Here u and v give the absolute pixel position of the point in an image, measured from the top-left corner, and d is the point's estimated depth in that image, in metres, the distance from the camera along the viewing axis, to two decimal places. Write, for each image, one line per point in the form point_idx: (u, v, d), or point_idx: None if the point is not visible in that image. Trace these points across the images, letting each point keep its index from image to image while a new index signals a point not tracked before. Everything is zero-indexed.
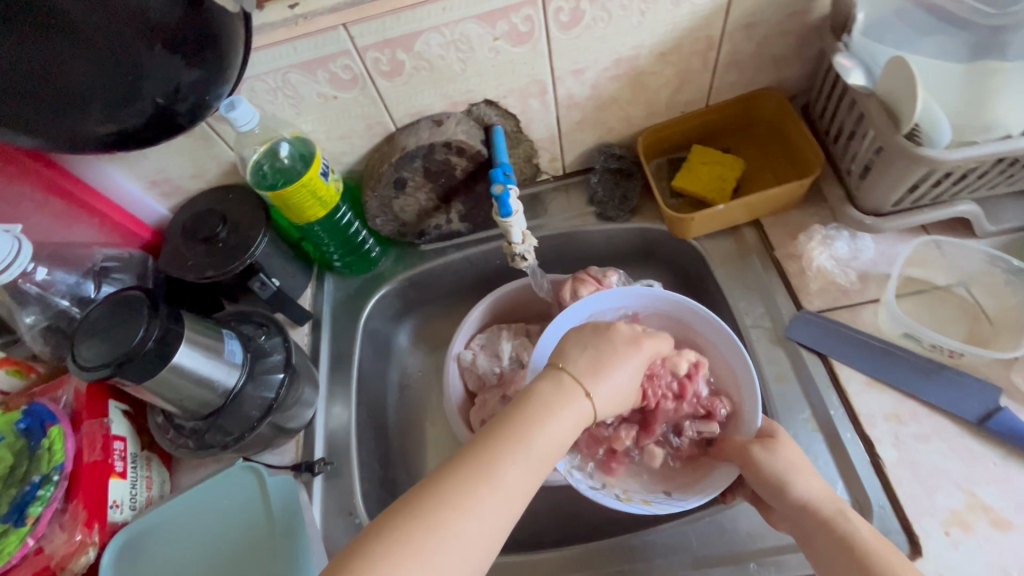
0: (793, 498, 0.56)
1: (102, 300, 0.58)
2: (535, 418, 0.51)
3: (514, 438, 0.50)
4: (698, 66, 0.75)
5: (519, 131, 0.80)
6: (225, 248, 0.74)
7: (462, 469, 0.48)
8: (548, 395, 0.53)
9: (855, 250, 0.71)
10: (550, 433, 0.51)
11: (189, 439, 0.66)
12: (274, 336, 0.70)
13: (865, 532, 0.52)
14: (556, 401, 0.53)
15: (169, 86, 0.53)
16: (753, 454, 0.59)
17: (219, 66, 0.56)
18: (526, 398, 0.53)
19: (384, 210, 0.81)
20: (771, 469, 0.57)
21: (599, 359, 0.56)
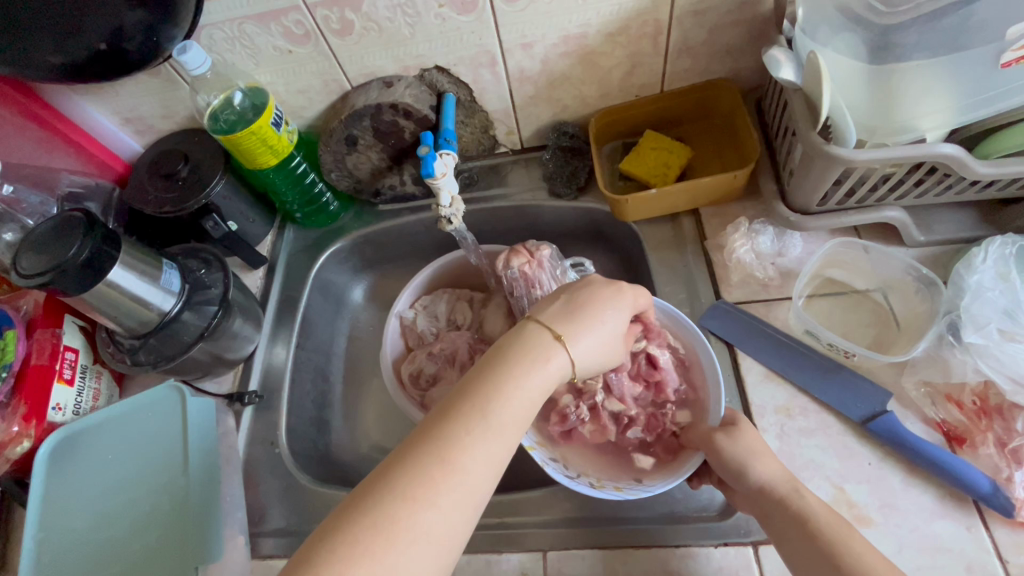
0: (751, 479, 0.54)
1: (51, 218, 0.63)
2: (497, 393, 0.49)
3: (474, 416, 0.48)
4: (649, 50, 0.75)
5: (473, 101, 0.82)
6: (185, 185, 0.80)
7: (417, 456, 0.45)
8: (520, 359, 0.52)
9: (780, 247, 0.72)
10: (514, 408, 0.49)
11: (125, 355, 0.71)
12: (214, 271, 0.75)
13: (816, 505, 0.50)
14: (523, 369, 0.51)
15: (110, 27, 0.59)
16: (715, 440, 0.57)
17: (167, 11, 0.60)
18: (480, 375, 0.51)
19: (338, 166, 0.84)
20: (732, 454, 0.55)
21: (572, 314, 0.56)
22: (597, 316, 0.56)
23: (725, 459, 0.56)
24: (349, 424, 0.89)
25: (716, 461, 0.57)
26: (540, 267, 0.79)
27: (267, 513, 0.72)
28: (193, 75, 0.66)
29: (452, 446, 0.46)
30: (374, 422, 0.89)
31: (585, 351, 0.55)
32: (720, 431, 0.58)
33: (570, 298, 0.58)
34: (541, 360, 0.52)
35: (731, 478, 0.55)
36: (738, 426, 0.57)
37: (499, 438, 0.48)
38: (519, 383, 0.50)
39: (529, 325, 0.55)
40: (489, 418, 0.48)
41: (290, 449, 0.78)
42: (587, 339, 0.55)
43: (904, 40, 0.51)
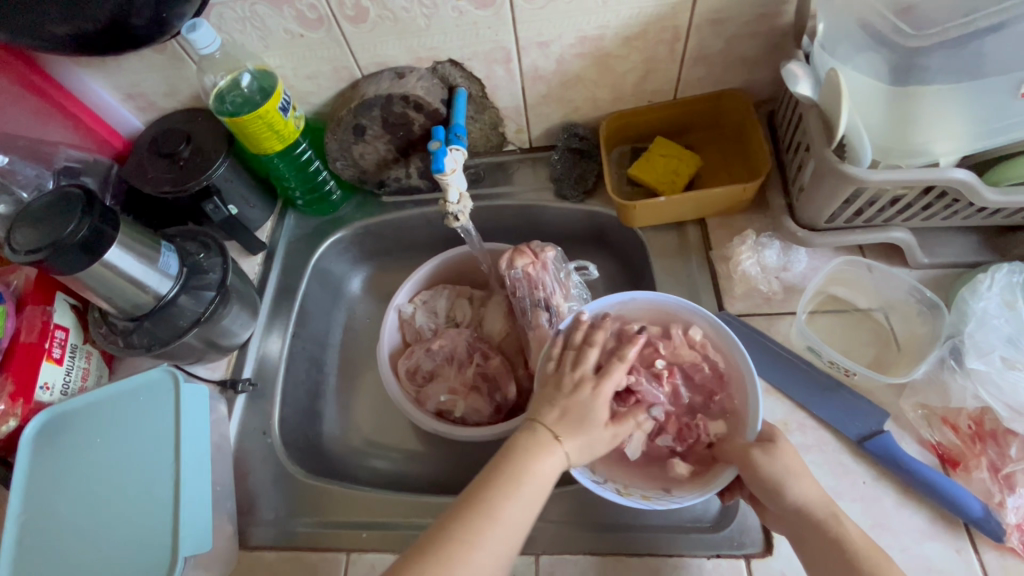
0: (788, 500, 0.50)
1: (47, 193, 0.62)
2: (491, 510, 0.47)
3: (506, 485, 0.48)
4: (665, 56, 0.75)
5: (484, 97, 0.81)
6: (185, 166, 0.78)
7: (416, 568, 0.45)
8: (519, 461, 0.50)
9: (785, 261, 0.72)
10: (516, 511, 0.48)
11: (118, 337, 0.70)
12: (213, 255, 0.73)
13: (855, 532, 0.48)
14: (523, 468, 0.49)
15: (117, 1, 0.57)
16: (752, 457, 0.52)
17: None
18: (513, 441, 0.51)
19: (344, 155, 0.83)
20: (769, 473, 0.51)
21: (572, 403, 0.52)
22: (597, 415, 0.52)
23: (761, 479, 0.51)
24: (342, 415, 0.88)
25: (751, 480, 0.52)
26: (544, 268, 0.78)
27: (257, 503, 0.71)
28: (200, 54, 0.67)
29: (457, 556, 0.45)
30: (366, 416, 0.88)
31: (581, 450, 0.52)
32: (756, 447, 0.53)
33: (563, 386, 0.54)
34: (542, 461, 0.50)
35: (765, 496, 0.51)
36: (777, 443, 0.53)
37: (505, 544, 0.47)
38: (517, 486, 0.49)
39: (528, 422, 0.53)
40: (492, 524, 0.47)
41: (282, 439, 0.77)
42: (585, 440, 0.51)
43: (928, 62, 0.52)
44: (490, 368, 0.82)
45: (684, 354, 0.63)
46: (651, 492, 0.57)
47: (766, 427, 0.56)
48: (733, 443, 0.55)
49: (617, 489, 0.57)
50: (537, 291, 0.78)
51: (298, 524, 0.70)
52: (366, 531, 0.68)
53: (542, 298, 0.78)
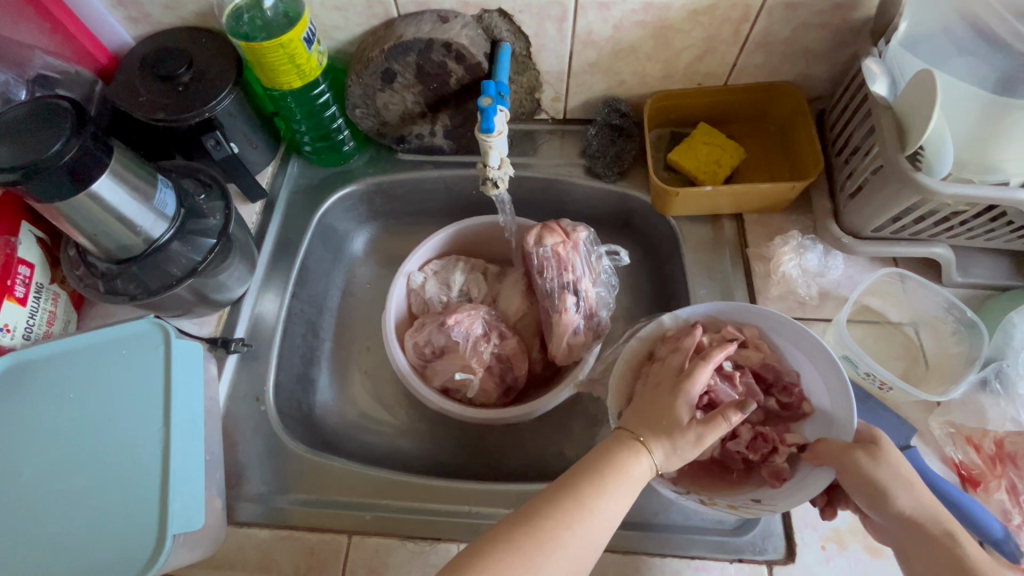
0: (894, 509, 0.50)
1: (25, 102, 0.52)
2: (575, 506, 0.48)
3: (597, 484, 0.49)
4: (727, 37, 0.70)
5: (528, 57, 0.75)
6: (186, 93, 0.68)
7: (505, 537, 0.46)
8: (607, 461, 0.51)
9: (824, 266, 0.71)
10: (605, 509, 0.49)
11: (99, 281, 0.61)
12: (214, 198, 0.65)
13: (970, 546, 0.48)
14: (611, 467, 0.51)
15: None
16: (854, 459, 0.51)
17: None
18: (608, 442, 0.53)
19: (366, 102, 0.75)
20: (875, 479, 0.50)
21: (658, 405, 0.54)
22: (679, 416, 0.52)
23: (867, 483, 0.50)
24: (336, 385, 0.81)
25: (852, 482, 0.51)
26: (574, 249, 0.74)
27: (245, 475, 0.65)
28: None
29: (548, 535, 0.46)
30: (362, 387, 0.82)
31: (669, 456, 0.52)
32: (859, 449, 0.51)
33: (650, 392, 0.56)
34: (630, 465, 0.51)
35: (868, 502, 0.51)
36: (881, 447, 0.51)
37: (591, 538, 0.48)
38: (606, 482, 0.50)
39: (620, 428, 0.55)
40: (581, 515, 0.48)
41: (276, 407, 0.71)
42: (671, 443, 0.52)
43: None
44: (506, 350, 0.77)
45: (753, 356, 0.63)
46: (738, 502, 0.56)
47: (863, 426, 0.54)
48: (825, 441, 0.54)
49: (701, 499, 0.56)
50: (564, 273, 0.73)
51: (289, 501, 0.64)
52: (369, 512, 0.63)
53: (567, 280, 0.73)
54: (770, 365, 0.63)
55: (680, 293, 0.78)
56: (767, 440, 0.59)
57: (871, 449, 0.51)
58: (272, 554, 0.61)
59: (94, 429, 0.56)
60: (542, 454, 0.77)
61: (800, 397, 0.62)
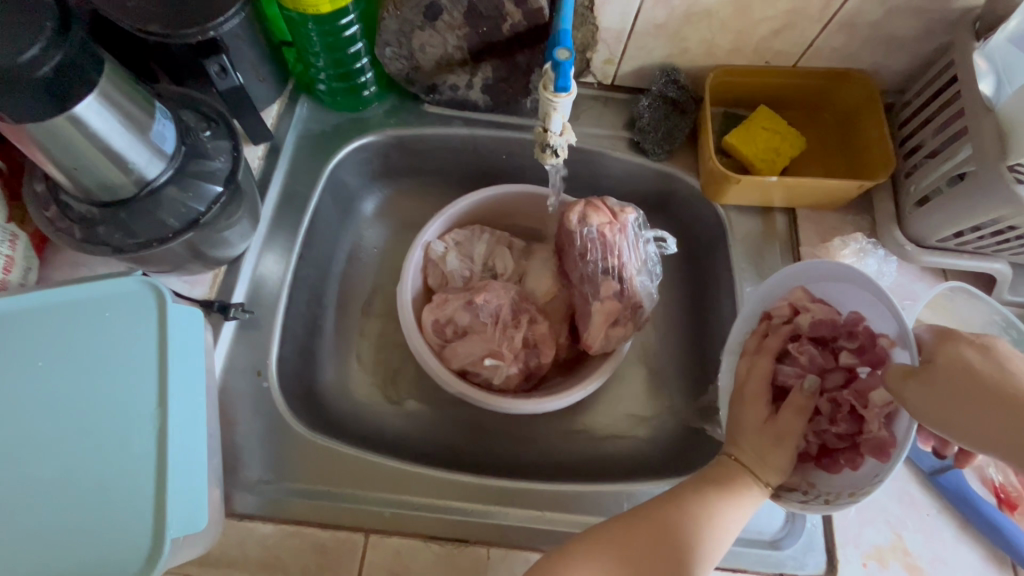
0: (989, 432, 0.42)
1: None
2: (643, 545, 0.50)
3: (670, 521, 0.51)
4: (813, 12, 0.64)
5: (590, 9, 0.66)
6: (185, 3, 0.56)
7: (621, 554, 0.49)
8: (713, 489, 0.52)
9: (880, 272, 0.67)
10: (715, 528, 0.51)
11: (75, 226, 0.50)
12: (221, 138, 0.54)
13: None
14: (722, 495, 0.52)
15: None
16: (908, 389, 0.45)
17: None
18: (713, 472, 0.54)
19: (400, 40, 0.65)
20: (941, 403, 0.44)
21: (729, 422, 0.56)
22: (752, 421, 0.55)
23: (935, 411, 0.44)
24: (340, 359, 0.73)
25: (925, 414, 0.45)
26: (621, 232, 0.67)
27: (243, 459, 0.58)
28: None
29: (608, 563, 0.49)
30: (368, 365, 0.74)
31: (772, 474, 0.54)
32: (913, 375, 0.46)
33: (737, 397, 0.58)
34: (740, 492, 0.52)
35: (961, 433, 0.43)
36: (940, 365, 0.45)
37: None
38: (716, 504, 0.51)
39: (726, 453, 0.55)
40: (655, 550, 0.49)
41: (279, 384, 0.62)
42: (758, 453, 0.54)
43: None
44: (535, 334, 0.71)
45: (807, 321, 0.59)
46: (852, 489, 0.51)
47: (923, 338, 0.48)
48: (878, 367, 0.48)
49: (830, 498, 0.53)
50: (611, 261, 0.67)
51: (293, 490, 0.57)
52: (388, 508, 0.57)
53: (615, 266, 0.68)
54: (822, 323, 0.58)
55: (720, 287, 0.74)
56: (844, 405, 0.55)
57: (925, 371, 0.45)
58: (278, 552, 0.54)
59: (66, 402, 0.46)
60: (564, 449, 0.72)
61: (870, 334, 0.56)
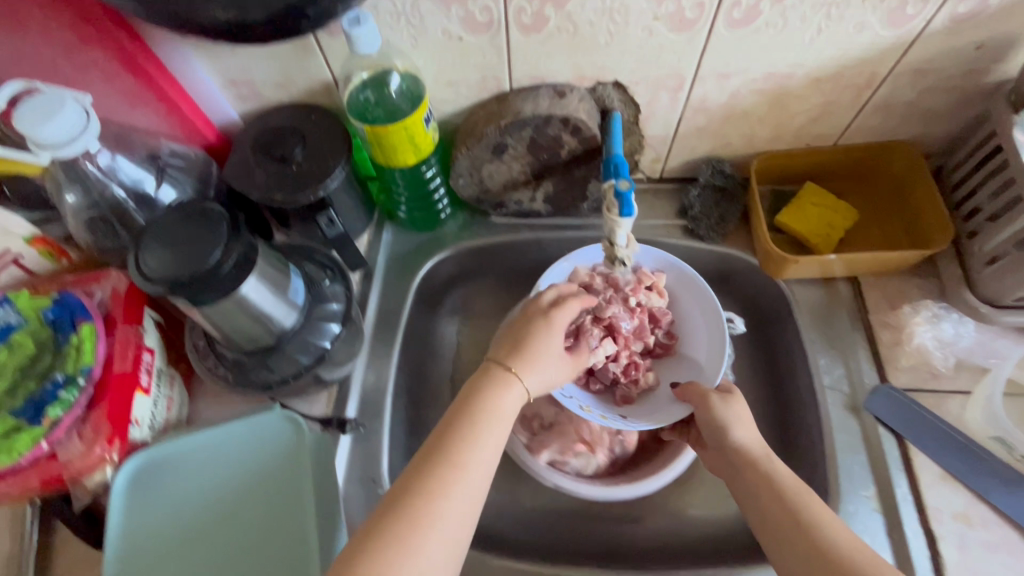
0: (731, 440, 0.61)
1: (177, 206, 0.52)
2: (456, 444, 0.51)
3: (473, 418, 0.53)
4: (847, 101, 0.69)
5: (635, 123, 0.73)
6: (299, 172, 0.68)
7: (420, 469, 0.49)
8: (481, 394, 0.56)
9: (957, 335, 0.69)
10: (492, 429, 0.53)
11: (228, 372, 0.60)
12: (338, 282, 0.65)
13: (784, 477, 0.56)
14: (483, 393, 0.55)
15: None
16: (711, 400, 0.64)
17: None
18: (472, 387, 0.56)
19: (471, 173, 0.74)
20: (722, 415, 0.62)
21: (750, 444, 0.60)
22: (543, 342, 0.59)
23: (710, 420, 0.63)
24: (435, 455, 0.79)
25: (703, 418, 0.64)
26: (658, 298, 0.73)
27: None
28: (356, 54, 0.57)
29: (430, 476, 0.49)
30: None
31: (532, 372, 0.58)
32: (716, 393, 0.65)
33: (515, 329, 0.62)
34: (498, 391, 0.56)
35: (712, 432, 0.63)
36: (734, 395, 0.65)
37: (476, 474, 0.50)
38: (495, 406, 0.55)
39: (488, 360, 0.59)
40: (459, 445, 0.51)
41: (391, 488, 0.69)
42: (535, 367, 0.58)
43: None
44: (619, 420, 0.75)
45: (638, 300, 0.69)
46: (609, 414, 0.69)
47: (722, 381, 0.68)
48: (694, 386, 0.67)
49: (581, 405, 0.68)
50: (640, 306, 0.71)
51: None
52: None
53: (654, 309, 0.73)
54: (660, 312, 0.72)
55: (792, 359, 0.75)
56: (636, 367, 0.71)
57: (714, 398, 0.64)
58: None
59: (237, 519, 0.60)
60: (659, 531, 0.74)
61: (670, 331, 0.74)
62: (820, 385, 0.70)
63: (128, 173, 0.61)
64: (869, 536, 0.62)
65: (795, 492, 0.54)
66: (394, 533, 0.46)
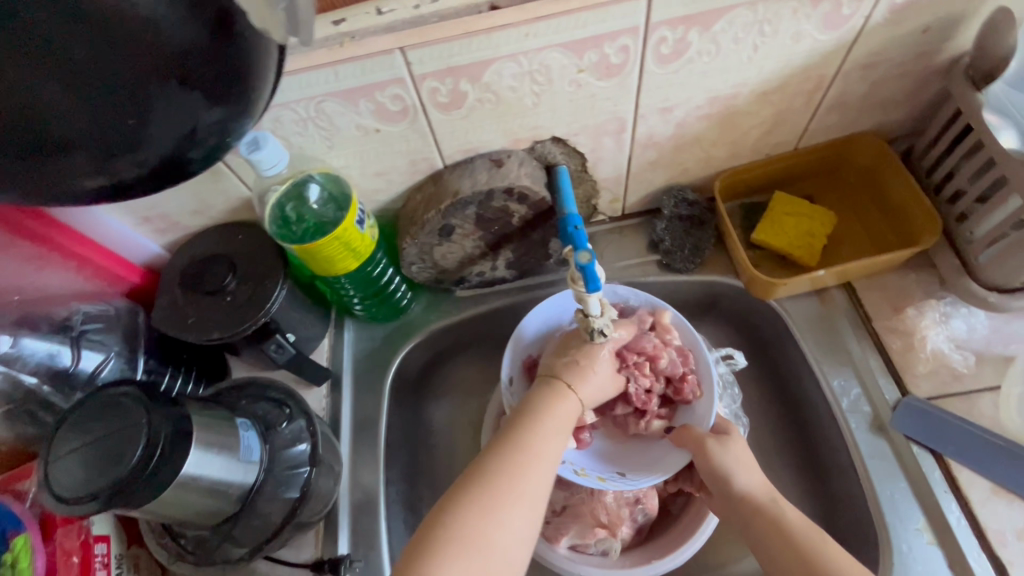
0: (733, 492, 0.55)
1: (89, 393, 0.46)
2: (521, 447, 0.51)
3: (535, 423, 0.53)
4: (799, 107, 0.65)
5: (584, 171, 0.69)
6: (234, 302, 0.62)
7: (484, 481, 0.49)
8: (538, 403, 0.56)
9: (971, 329, 0.64)
10: (550, 439, 0.53)
11: (191, 552, 0.54)
12: (296, 420, 0.58)
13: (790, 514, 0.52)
14: (543, 406, 0.55)
15: (177, 138, 0.33)
16: (706, 446, 0.58)
17: (250, 103, 0.36)
18: (526, 398, 0.56)
19: (423, 257, 0.69)
20: (719, 463, 0.56)
21: (756, 494, 0.55)
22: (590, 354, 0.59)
23: (708, 470, 0.57)
24: None
25: (703, 470, 0.58)
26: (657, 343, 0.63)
27: None
28: (264, 176, 0.52)
29: (498, 482, 0.49)
30: None
31: (586, 386, 0.58)
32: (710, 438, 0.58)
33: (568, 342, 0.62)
34: (555, 403, 0.56)
35: (713, 485, 0.57)
36: (731, 436, 0.58)
37: (542, 474, 0.51)
38: (553, 414, 0.55)
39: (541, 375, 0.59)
40: (525, 450, 0.51)
41: None
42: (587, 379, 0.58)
43: None
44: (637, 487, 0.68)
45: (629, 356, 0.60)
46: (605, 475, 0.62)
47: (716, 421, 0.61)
48: (686, 431, 0.60)
49: (574, 470, 0.62)
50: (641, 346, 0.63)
51: None
52: None
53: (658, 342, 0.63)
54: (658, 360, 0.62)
55: (803, 384, 0.70)
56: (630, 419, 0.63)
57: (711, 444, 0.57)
58: None
59: None
60: None
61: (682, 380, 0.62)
62: (840, 410, 0.65)
63: (34, 350, 0.56)
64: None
65: (810, 537, 0.50)
66: (458, 536, 0.46)
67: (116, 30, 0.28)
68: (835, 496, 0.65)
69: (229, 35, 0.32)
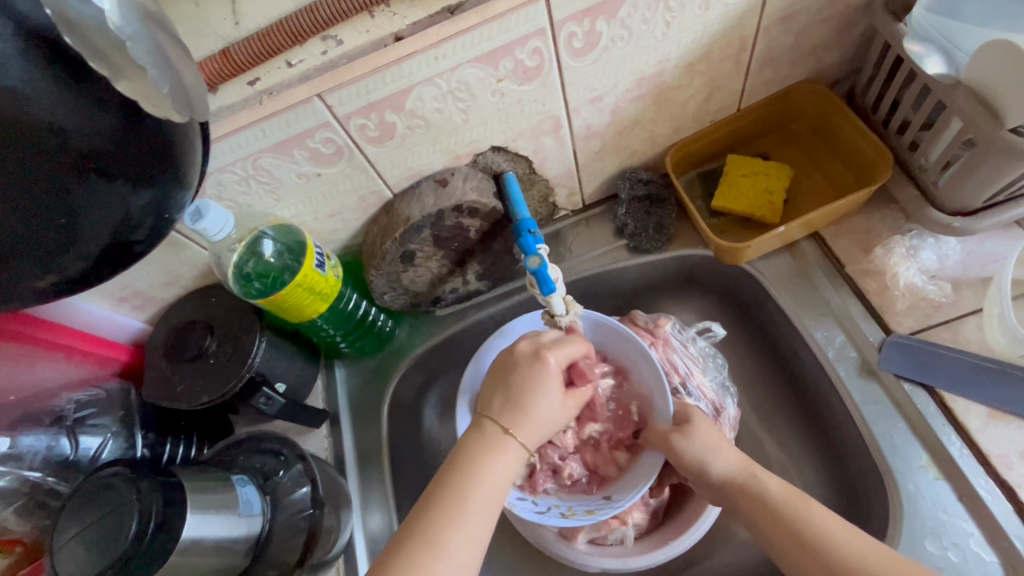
0: (730, 466, 0.56)
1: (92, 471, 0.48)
2: (429, 534, 0.47)
3: (448, 505, 0.49)
4: (730, 71, 0.65)
5: (533, 172, 0.69)
6: (218, 364, 0.63)
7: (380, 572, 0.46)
8: (468, 454, 0.52)
9: (942, 257, 0.64)
10: (474, 513, 0.49)
11: None
12: (292, 465, 0.59)
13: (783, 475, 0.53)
14: (466, 468, 0.51)
15: (112, 226, 0.35)
16: (696, 438, 0.57)
17: (178, 179, 0.38)
18: (455, 454, 0.53)
19: (392, 286, 0.70)
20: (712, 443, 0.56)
21: (749, 466, 0.55)
22: (534, 394, 0.54)
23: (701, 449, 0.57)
24: None
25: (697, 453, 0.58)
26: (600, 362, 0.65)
27: None
28: (213, 241, 0.54)
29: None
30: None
31: (523, 421, 0.53)
32: (698, 428, 0.58)
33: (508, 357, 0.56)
34: (486, 463, 0.52)
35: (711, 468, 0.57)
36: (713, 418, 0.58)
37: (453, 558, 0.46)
38: (467, 494, 0.49)
39: (479, 416, 0.55)
40: (438, 536, 0.47)
41: None
42: (527, 417, 0.54)
43: None
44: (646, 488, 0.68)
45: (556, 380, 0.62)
46: (593, 505, 0.60)
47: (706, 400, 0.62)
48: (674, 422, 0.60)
49: (561, 512, 0.60)
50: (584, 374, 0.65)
51: None
52: None
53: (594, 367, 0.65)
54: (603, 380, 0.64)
55: (788, 341, 0.69)
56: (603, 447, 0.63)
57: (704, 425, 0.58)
58: None
59: None
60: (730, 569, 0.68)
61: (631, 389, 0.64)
62: (828, 360, 0.64)
63: (34, 447, 0.59)
64: (944, 512, 0.55)
65: (790, 504, 0.50)
66: None
67: (22, 140, 0.29)
68: (841, 447, 0.64)
69: (142, 118, 0.33)
